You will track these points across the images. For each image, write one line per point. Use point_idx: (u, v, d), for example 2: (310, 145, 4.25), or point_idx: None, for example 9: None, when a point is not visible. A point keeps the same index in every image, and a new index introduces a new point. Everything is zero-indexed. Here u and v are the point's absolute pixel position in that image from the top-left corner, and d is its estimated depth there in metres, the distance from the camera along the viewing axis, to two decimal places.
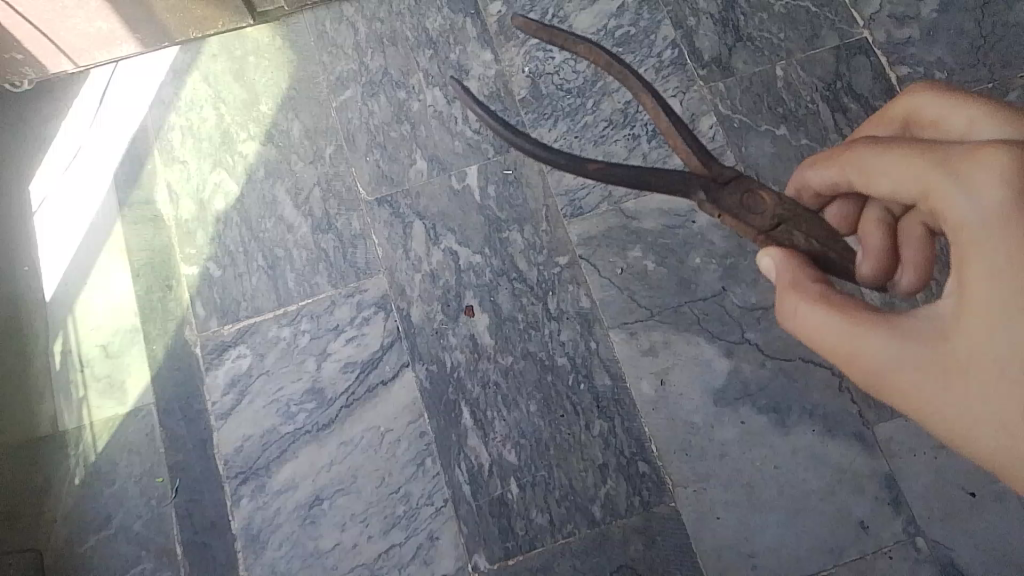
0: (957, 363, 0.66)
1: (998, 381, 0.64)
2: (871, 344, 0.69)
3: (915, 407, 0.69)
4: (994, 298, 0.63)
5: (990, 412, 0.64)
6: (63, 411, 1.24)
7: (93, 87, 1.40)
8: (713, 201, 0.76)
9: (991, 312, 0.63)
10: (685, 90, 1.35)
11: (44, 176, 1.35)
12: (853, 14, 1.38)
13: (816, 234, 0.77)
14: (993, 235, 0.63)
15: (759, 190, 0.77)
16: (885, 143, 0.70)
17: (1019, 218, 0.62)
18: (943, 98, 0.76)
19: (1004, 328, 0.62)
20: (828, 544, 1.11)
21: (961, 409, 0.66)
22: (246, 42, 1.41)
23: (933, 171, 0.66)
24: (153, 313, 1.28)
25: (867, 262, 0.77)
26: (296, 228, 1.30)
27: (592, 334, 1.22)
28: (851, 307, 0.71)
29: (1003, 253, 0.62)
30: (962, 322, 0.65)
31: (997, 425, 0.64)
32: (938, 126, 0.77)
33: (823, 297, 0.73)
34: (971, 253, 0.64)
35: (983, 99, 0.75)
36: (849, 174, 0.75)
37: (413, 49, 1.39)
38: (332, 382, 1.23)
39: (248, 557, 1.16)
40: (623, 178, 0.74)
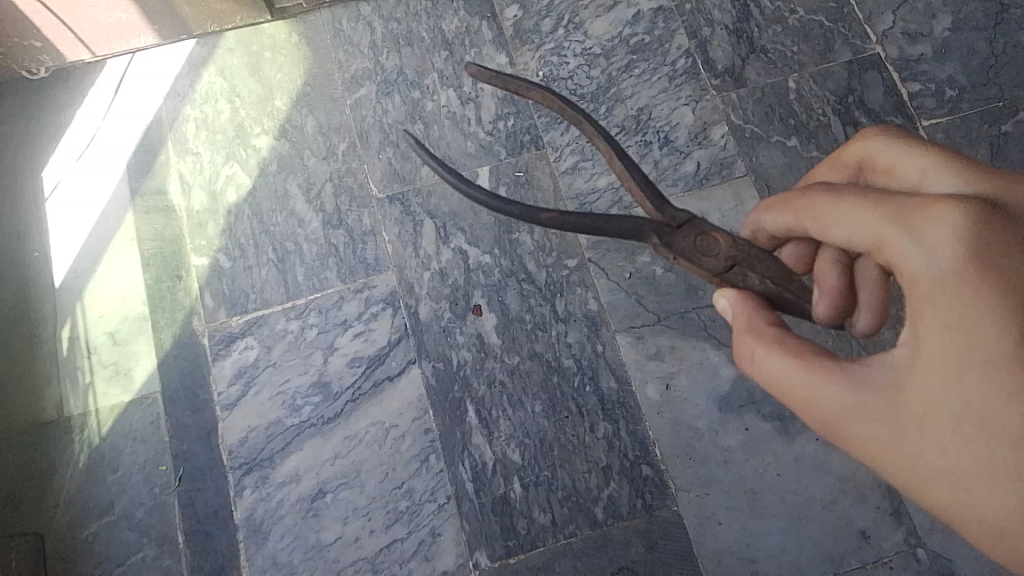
0: (914, 415, 0.65)
1: (955, 435, 0.62)
2: (828, 392, 0.69)
3: (875, 457, 0.68)
4: (951, 350, 0.62)
5: (946, 463, 0.63)
6: (68, 396, 1.24)
7: (109, 78, 1.41)
8: (667, 244, 0.82)
9: (946, 364, 0.62)
10: (698, 99, 1.36)
11: (57, 163, 1.36)
12: (866, 30, 1.39)
13: (769, 274, 0.81)
14: (947, 287, 0.62)
15: (711, 231, 0.83)
16: (840, 193, 0.72)
17: (974, 272, 0.61)
18: (896, 146, 0.75)
19: (961, 381, 0.61)
20: (829, 553, 1.12)
21: (919, 462, 0.65)
22: (264, 37, 1.42)
23: (888, 222, 0.66)
24: (162, 303, 1.28)
25: (823, 302, 0.78)
26: (307, 223, 1.31)
27: (599, 336, 1.23)
28: (806, 352, 0.71)
29: (956, 303, 0.62)
30: (918, 374, 0.64)
31: (953, 478, 0.63)
32: (891, 173, 0.76)
33: (779, 342, 0.73)
34: (926, 304, 0.64)
35: (938, 147, 0.74)
36: (805, 221, 0.76)
37: (429, 50, 1.40)
38: (339, 376, 1.24)
39: (249, 548, 1.16)
40: (576, 225, 0.80)
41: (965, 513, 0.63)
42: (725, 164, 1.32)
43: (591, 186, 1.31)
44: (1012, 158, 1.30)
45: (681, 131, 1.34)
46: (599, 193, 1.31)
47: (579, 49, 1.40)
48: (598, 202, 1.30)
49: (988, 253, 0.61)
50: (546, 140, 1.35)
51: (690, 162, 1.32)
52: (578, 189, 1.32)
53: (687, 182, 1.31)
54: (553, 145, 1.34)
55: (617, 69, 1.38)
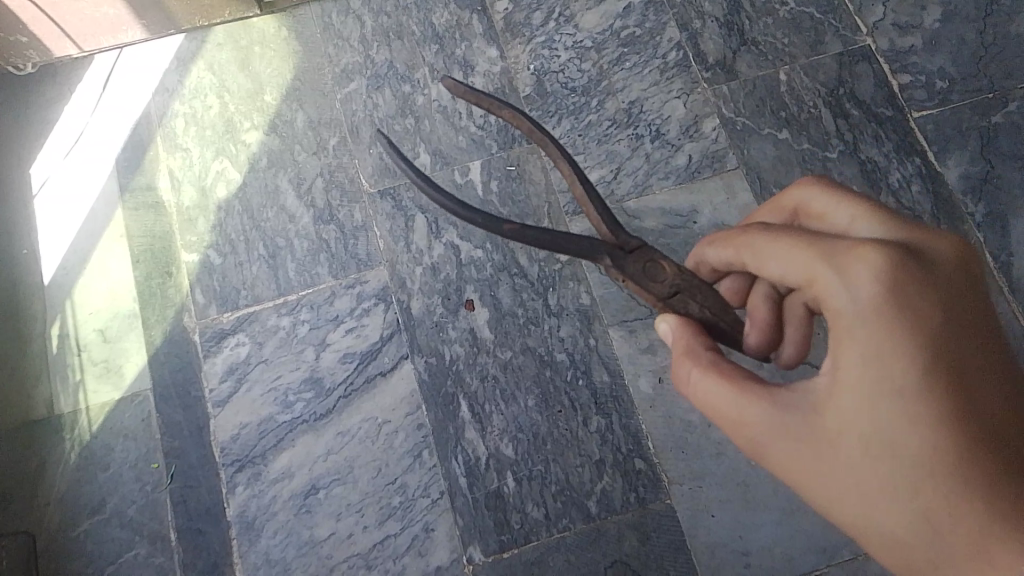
0: (832, 437, 0.69)
1: (867, 458, 0.68)
2: (758, 416, 0.71)
3: (793, 475, 0.72)
4: (870, 382, 0.67)
5: (857, 483, 0.68)
6: (58, 394, 1.23)
7: (95, 73, 1.39)
8: (618, 266, 0.80)
9: (865, 394, 0.67)
10: (689, 92, 1.36)
11: (45, 160, 1.35)
12: (857, 22, 1.39)
13: (710, 304, 0.80)
14: (871, 324, 0.66)
15: (660, 260, 0.82)
16: (780, 232, 0.73)
17: (890, 314, 0.66)
18: (829, 192, 0.77)
19: (877, 410, 0.66)
20: (821, 544, 1.12)
21: (834, 481, 0.69)
22: (253, 32, 1.41)
23: (822, 263, 0.69)
24: (152, 300, 1.27)
25: (754, 335, 0.80)
26: (298, 218, 1.30)
27: (591, 330, 1.23)
28: (739, 378, 0.74)
29: (878, 340, 0.66)
30: (838, 400, 0.68)
31: (862, 496, 0.68)
32: (823, 219, 0.77)
33: (715, 366, 0.75)
34: (847, 338, 0.68)
35: (867, 197, 0.76)
36: (743, 257, 0.76)
37: (419, 44, 1.39)
38: (331, 372, 1.23)
39: (243, 545, 1.16)
40: (535, 238, 0.80)
41: (868, 526, 0.69)
42: (716, 157, 1.32)
43: None
44: (1002, 149, 1.30)
45: (672, 124, 1.34)
46: None
47: (570, 42, 1.39)
48: None
49: (907, 296, 0.67)
50: None
51: (681, 155, 1.32)
52: (570, 182, 1.31)
53: (679, 176, 1.31)
54: None
55: (608, 63, 1.38)
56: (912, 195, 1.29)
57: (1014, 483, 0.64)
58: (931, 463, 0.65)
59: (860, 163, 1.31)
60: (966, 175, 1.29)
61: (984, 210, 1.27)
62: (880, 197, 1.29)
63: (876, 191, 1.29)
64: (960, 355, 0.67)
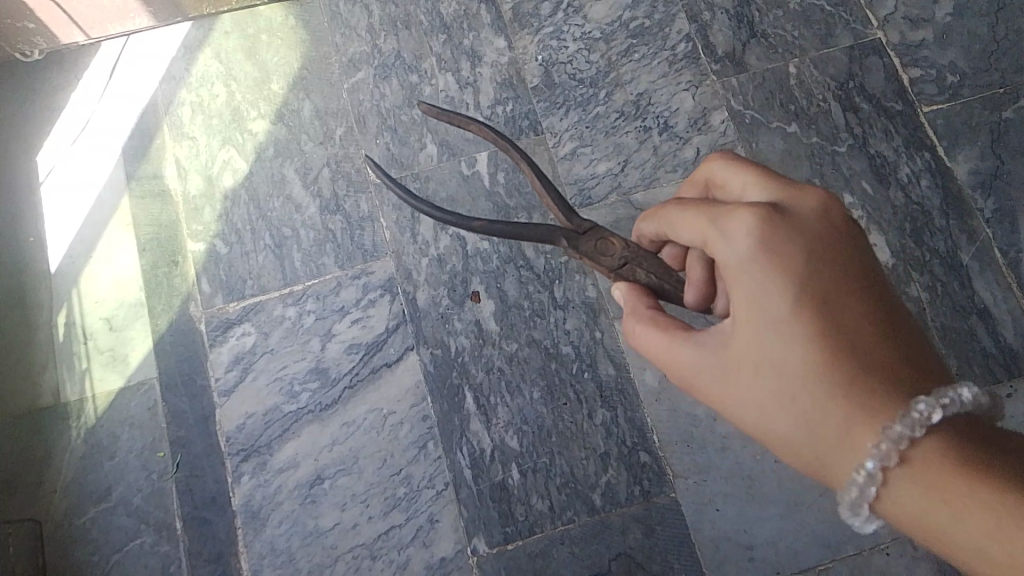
0: (743, 369, 0.72)
1: (777, 384, 0.70)
2: (681, 357, 0.75)
3: (725, 409, 0.74)
4: (750, 315, 0.70)
5: (774, 408, 0.71)
6: (65, 382, 1.23)
7: (102, 60, 1.39)
8: (574, 247, 0.86)
9: (752, 325, 0.70)
10: (698, 84, 1.35)
11: (51, 147, 1.35)
12: (867, 15, 1.38)
13: (654, 269, 0.84)
14: (750, 266, 0.70)
15: (610, 236, 0.87)
16: (676, 201, 0.77)
17: (770, 256, 0.70)
18: (725, 163, 0.80)
19: (759, 338, 0.70)
20: (826, 539, 1.12)
21: (756, 408, 0.72)
22: (259, 20, 1.40)
23: (706, 222, 0.73)
24: (158, 289, 1.28)
25: (690, 292, 0.79)
26: (304, 209, 1.30)
27: (597, 323, 1.23)
28: (671, 326, 0.77)
29: (754, 277, 0.70)
30: (741, 335, 0.71)
31: (782, 418, 0.70)
32: (724, 189, 0.81)
33: (654, 321, 0.79)
34: (736, 284, 0.71)
35: (758, 166, 0.79)
36: (660, 227, 0.80)
37: (427, 34, 1.39)
38: (337, 362, 1.23)
39: (248, 533, 1.16)
40: (499, 232, 0.86)
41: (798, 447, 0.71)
42: (724, 150, 1.31)
43: (590, 172, 1.31)
44: (1013, 145, 1.30)
45: (680, 116, 1.33)
46: (598, 179, 1.30)
47: (578, 33, 1.38)
48: (597, 188, 1.30)
49: (777, 240, 0.70)
50: (545, 125, 1.34)
51: (689, 148, 1.32)
52: (577, 174, 1.31)
53: (687, 169, 1.31)
54: (552, 130, 1.33)
55: (616, 54, 1.37)
56: (921, 190, 1.28)
57: (885, 387, 0.67)
58: (809, 379, 0.68)
59: (869, 158, 1.30)
60: (976, 171, 1.29)
61: (994, 206, 1.27)
62: (889, 192, 1.28)
63: (885, 185, 1.29)
64: (828, 285, 0.70)
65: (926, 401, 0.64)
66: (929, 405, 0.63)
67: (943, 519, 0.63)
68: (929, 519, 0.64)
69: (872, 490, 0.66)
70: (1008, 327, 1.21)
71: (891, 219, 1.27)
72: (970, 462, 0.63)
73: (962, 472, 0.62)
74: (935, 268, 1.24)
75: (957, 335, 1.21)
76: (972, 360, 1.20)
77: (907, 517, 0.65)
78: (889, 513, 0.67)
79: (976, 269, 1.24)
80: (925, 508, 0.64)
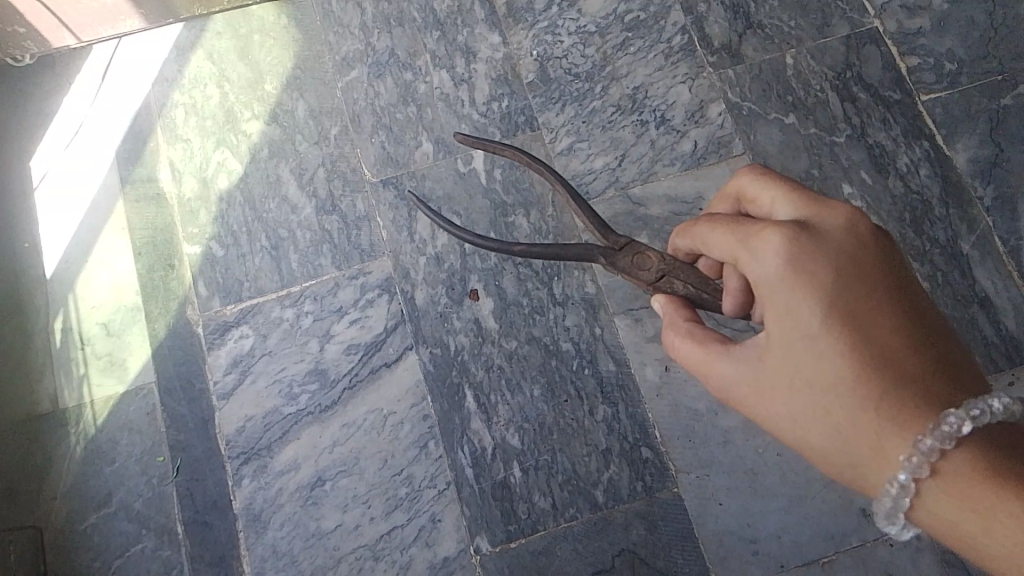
0: (777, 381, 0.74)
1: (809, 396, 0.72)
2: (718, 369, 0.77)
3: (762, 419, 0.77)
4: (783, 330, 0.72)
5: (808, 418, 0.73)
6: (63, 388, 1.23)
7: (95, 63, 1.38)
8: (611, 263, 0.96)
9: (785, 340, 0.72)
10: (695, 77, 1.34)
11: (45, 152, 1.34)
12: (864, 4, 1.37)
13: (691, 279, 0.90)
14: (781, 285, 0.71)
15: (646, 251, 0.94)
16: (707, 219, 0.78)
17: (800, 273, 0.71)
18: (756, 177, 0.80)
19: (792, 352, 0.72)
20: (829, 531, 1.12)
21: (791, 419, 0.74)
22: (252, 20, 1.39)
23: (737, 241, 0.74)
24: (155, 293, 1.27)
25: (728, 299, 0.80)
26: (300, 209, 1.30)
27: (597, 319, 1.22)
28: (707, 339, 0.80)
29: (785, 295, 0.71)
30: (775, 348, 0.73)
31: (816, 428, 0.72)
32: (756, 204, 0.81)
33: (691, 334, 0.81)
34: (768, 301, 0.73)
35: (788, 180, 0.78)
36: (693, 242, 0.82)
37: (420, 30, 1.38)
38: (336, 363, 1.23)
39: (249, 537, 1.16)
40: (537, 252, 0.98)
41: (832, 458, 0.73)
42: (722, 142, 1.30)
43: (587, 167, 1.30)
44: (1011, 132, 1.29)
45: (677, 109, 1.32)
46: (596, 174, 1.30)
47: (573, 27, 1.37)
48: (594, 183, 1.29)
49: (807, 257, 0.71)
50: (541, 121, 1.33)
51: (687, 141, 1.31)
52: (573, 170, 1.30)
53: (685, 162, 1.30)
54: (548, 125, 1.33)
55: (611, 47, 1.36)
56: (920, 179, 1.27)
57: (917, 398, 0.68)
58: (840, 391, 0.70)
59: (868, 148, 1.29)
60: (975, 159, 1.28)
61: (993, 193, 1.26)
62: (887, 182, 1.27)
63: (884, 175, 1.28)
64: (859, 299, 0.71)
65: (955, 414, 0.65)
66: (959, 417, 0.64)
67: (976, 527, 0.64)
68: (964, 528, 0.64)
69: (906, 501, 0.68)
70: (1008, 315, 1.20)
71: (890, 209, 1.26)
72: (1000, 470, 0.64)
73: (990, 481, 0.64)
74: (935, 257, 1.23)
75: (958, 324, 1.20)
76: (973, 349, 1.19)
77: (942, 525, 0.66)
78: (924, 522, 0.68)
79: (976, 258, 1.23)
80: (958, 518, 0.65)
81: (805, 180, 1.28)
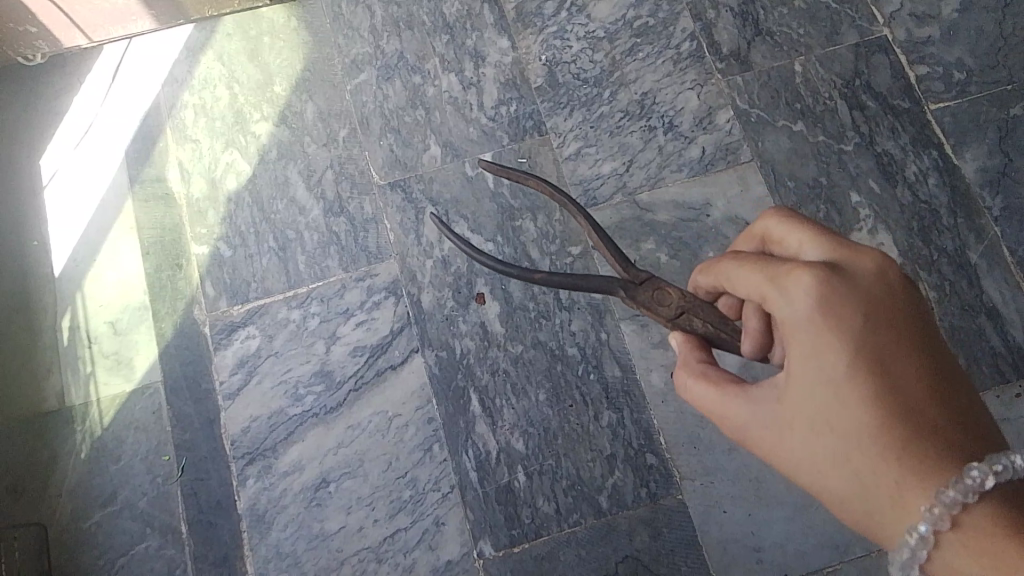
0: (795, 425, 0.72)
1: (830, 441, 0.70)
2: (734, 411, 0.75)
3: (776, 462, 0.74)
4: (807, 376, 0.70)
5: (826, 464, 0.70)
6: (70, 386, 1.23)
7: (105, 64, 1.38)
8: (632, 297, 0.91)
9: (808, 383, 0.70)
10: (703, 83, 1.34)
11: (55, 152, 1.34)
12: (874, 12, 1.37)
13: (711, 317, 0.86)
14: (809, 331, 0.69)
15: (667, 286, 0.90)
16: (732, 257, 0.76)
17: (829, 317, 0.69)
18: (783, 218, 0.77)
19: (815, 399, 0.70)
20: (834, 541, 1.12)
21: (807, 464, 0.72)
22: (262, 22, 1.40)
23: (766, 280, 0.71)
24: (163, 292, 1.27)
25: (746, 341, 0.78)
26: (308, 211, 1.30)
27: (603, 325, 1.22)
28: (723, 379, 0.78)
29: (812, 339, 0.69)
30: (795, 391, 0.71)
31: (834, 475, 0.70)
32: (781, 246, 0.78)
33: (705, 374, 0.79)
34: (793, 343, 0.71)
35: (817, 223, 0.76)
36: (716, 280, 0.79)
37: (430, 34, 1.38)
38: (342, 365, 1.23)
39: (253, 537, 1.16)
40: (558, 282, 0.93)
41: (849, 505, 0.70)
42: (730, 149, 1.30)
43: (594, 172, 1.30)
44: (1021, 142, 1.28)
45: (685, 116, 1.32)
46: (603, 179, 1.30)
47: (582, 32, 1.37)
48: (602, 188, 1.29)
49: (837, 303, 0.69)
50: (549, 125, 1.33)
51: (695, 147, 1.31)
52: (581, 175, 1.30)
53: (692, 168, 1.30)
54: (556, 130, 1.33)
55: (620, 53, 1.36)
56: (929, 188, 1.27)
57: (939, 450, 0.66)
58: (861, 437, 0.68)
59: (876, 156, 1.29)
60: (984, 168, 1.28)
61: (1002, 204, 1.26)
62: (896, 191, 1.27)
63: (892, 184, 1.28)
64: (884, 348, 0.69)
65: (978, 467, 0.63)
66: (982, 471, 0.63)
67: None
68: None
69: (924, 552, 0.65)
70: (1016, 326, 1.20)
71: (898, 218, 1.26)
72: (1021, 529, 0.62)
73: (1011, 538, 0.62)
74: (943, 267, 1.23)
75: (966, 335, 1.20)
76: (980, 360, 1.19)
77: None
78: None
79: (984, 268, 1.23)
80: None
81: (813, 188, 1.28)
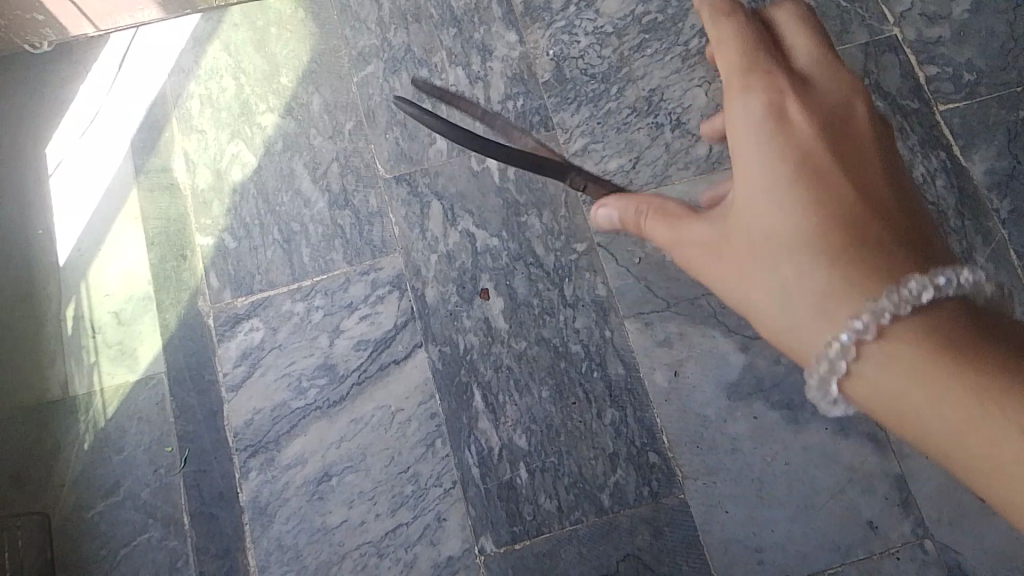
0: (743, 242, 0.78)
1: (772, 267, 0.76)
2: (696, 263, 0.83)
3: (732, 302, 0.81)
4: (754, 230, 0.77)
5: (771, 268, 0.76)
6: (73, 376, 1.23)
7: (112, 52, 1.38)
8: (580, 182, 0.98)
9: (758, 181, 0.76)
10: (712, 81, 1.33)
11: (61, 140, 1.34)
12: (884, 11, 1.36)
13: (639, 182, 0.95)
14: (764, 170, 0.76)
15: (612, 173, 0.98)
16: (719, 54, 0.84)
17: (786, 162, 0.76)
18: (785, 6, 0.85)
19: (760, 227, 0.76)
20: (835, 543, 1.12)
21: (753, 297, 0.78)
22: (269, 12, 1.39)
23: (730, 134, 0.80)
24: (167, 283, 1.27)
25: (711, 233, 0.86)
26: (313, 203, 1.30)
27: (607, 322, 1.22)
28: (683, 213, 0.84)
29: (761, 193, 0.76)
30: (741, 204, 0.78)
31: (777, 281, 0.76)
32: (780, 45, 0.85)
33: (665, 211, 0.86)
34: (743, 189, 0.78)
35: (813, 25, 0.84)
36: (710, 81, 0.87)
37: (437, 27, 1.37)
38: (345, 359, 1.23)
39: (256, 530, 1.16)
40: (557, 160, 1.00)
41: (792, 342, 0.76)
42: None
43: (601, 169, 1.30)
44: None
45: (693, 113, 1.32)
46: (609, 176, 1.29)
47: (590, 27, 1.37)
48: None
49: (797, 108, 0.78)
50: (555, 121, 1.32)
51: (702, 145, 1.30)
52: (587, 171, 1.30)
53: (699, 166, 1.29)
54: (563, 126, 1.32)
55: (628, 49, 1.35)
56: (937, 190, 1.26)
57: (882, 232, 0.73)
58: (796, 243, 0.74)
59: None
60: (992, 171, 1.27)
61: (1010, 206, 1.25)
62: None
63: None
64: (841, 145, 0.78)
65: (918, 281, 0.67)
66: (920, 283, 0.67)
67: (918, 396, 0.67)
68: (904, 401, 0.68)
69: (845, 364, 0.70)
70: None
71: None
72: (955, 343, 0.66)
73: (940, 344, 0.66)
74: None
75: None
76: None
77: (881, 400, 0.70)
78: (863, 395, 0.71)
79: (991, 272, 1.22)
80: (903, 391, 0.67)
81: None
